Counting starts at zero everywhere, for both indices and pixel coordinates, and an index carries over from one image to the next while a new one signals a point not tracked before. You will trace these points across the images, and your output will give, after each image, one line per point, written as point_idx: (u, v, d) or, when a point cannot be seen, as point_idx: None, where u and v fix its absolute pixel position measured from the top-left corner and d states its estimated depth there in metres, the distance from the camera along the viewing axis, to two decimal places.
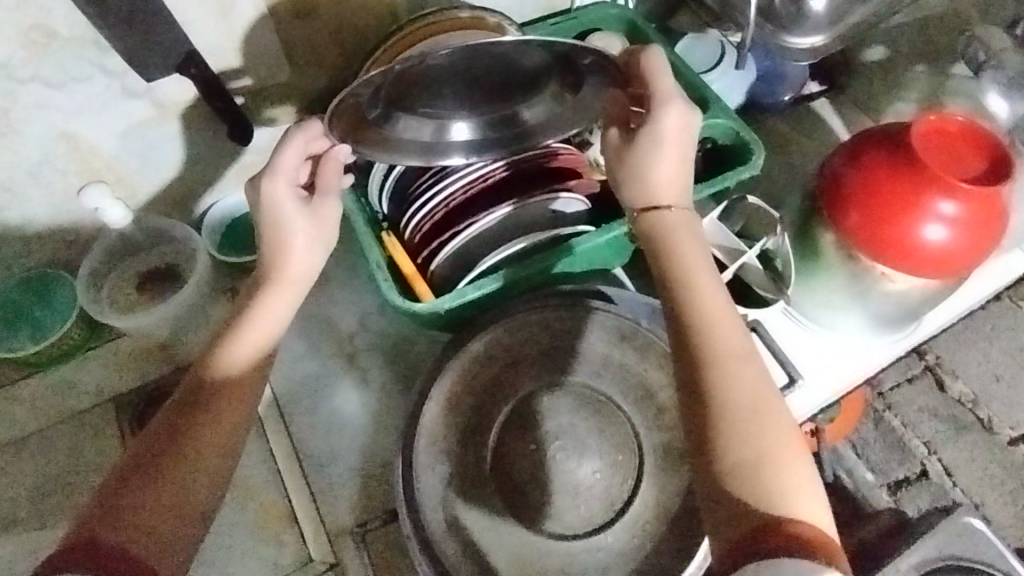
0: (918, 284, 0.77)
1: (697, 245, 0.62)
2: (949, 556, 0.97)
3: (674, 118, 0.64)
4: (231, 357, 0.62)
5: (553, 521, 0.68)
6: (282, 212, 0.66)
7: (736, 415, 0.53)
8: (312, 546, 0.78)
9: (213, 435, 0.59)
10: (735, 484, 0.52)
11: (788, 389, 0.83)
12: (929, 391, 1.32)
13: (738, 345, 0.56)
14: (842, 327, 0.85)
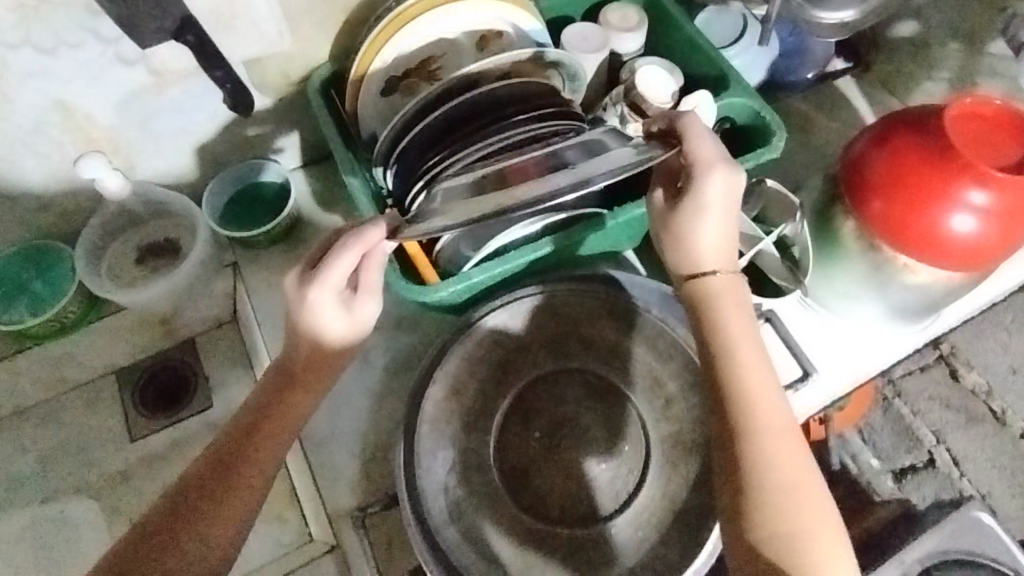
0: (941, 276, 0.74)
1: (740, 314, 0.62)
2: (955, 549, 0.96)
3: (719, 183, 0.60)
4: (271, 415, 0.64)
5: (556, 511, 0.67)
6: (321, 315, 0.63)
7: (779, 497, 0.56)
8: (313, 525, 0.78)
9: (249, 489, 0.61)
10: (776, 559, 0.54)
11: (801, 383, 0.80)
12: (942, 380, 1.30)
13: (780, 428, 0.58)
14: (859, 317, 0.83)
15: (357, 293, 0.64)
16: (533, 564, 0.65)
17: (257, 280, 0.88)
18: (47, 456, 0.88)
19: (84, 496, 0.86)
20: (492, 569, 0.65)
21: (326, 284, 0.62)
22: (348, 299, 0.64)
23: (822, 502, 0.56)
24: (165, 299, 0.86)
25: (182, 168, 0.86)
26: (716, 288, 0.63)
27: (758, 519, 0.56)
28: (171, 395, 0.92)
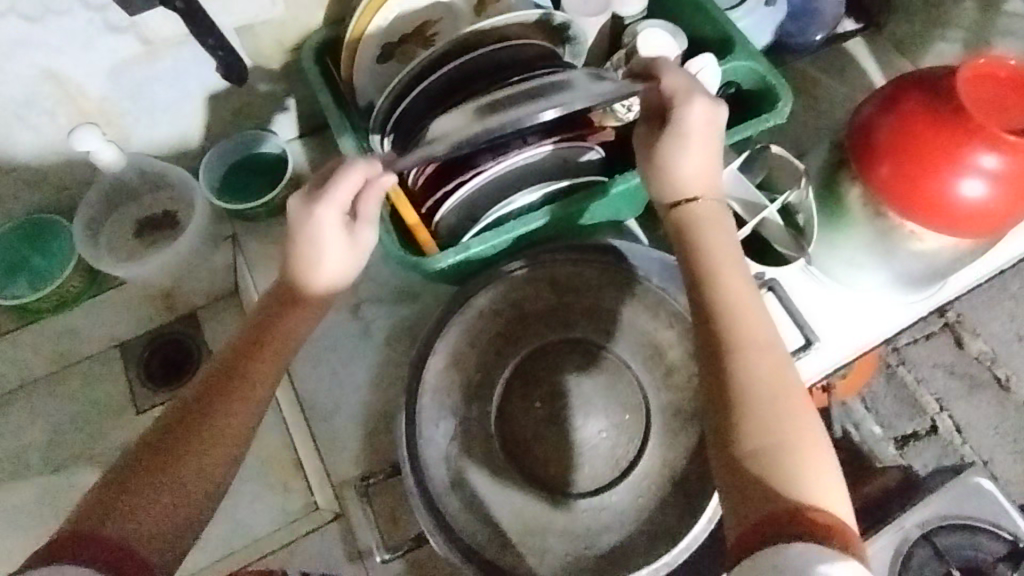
0: (947, 243, 0.73)
1: (724, 239, 0.60)
2: (956, 514, 0.96)
3: (701, 107, 0.60)
4: (254, 361, 0.61)
5: (558, 479, 0.68)
6: (319, 241, 0.62)
7: (762, 412, 0.53)
8: (319, 494, 0.79)
9: (229, 435, 0.58)
10: (759, 475, 0.51)
11: (804, 352, 0.77)
12: (946, 348, 1.30)
13: (765, 345, 0.55)
14: (863, 285, 0.82)
15: (357, 223, 0.63)
16: (535, 531, 0.66)
17: (257, 252, 0.88)
18: (55, 428, 0.89)
19: (92, 467, 0.87)
20: (493, 536, 0.66)
21: (333, 201, 0.61)
22: (348, 227, 0.63)
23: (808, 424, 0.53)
24: (165, 273, 0.86)
25: (178, 139, 0.85)
26: (698, 213, 0.61)
27: (740, 435, 0.52)
28: (176, 365, 0.93)
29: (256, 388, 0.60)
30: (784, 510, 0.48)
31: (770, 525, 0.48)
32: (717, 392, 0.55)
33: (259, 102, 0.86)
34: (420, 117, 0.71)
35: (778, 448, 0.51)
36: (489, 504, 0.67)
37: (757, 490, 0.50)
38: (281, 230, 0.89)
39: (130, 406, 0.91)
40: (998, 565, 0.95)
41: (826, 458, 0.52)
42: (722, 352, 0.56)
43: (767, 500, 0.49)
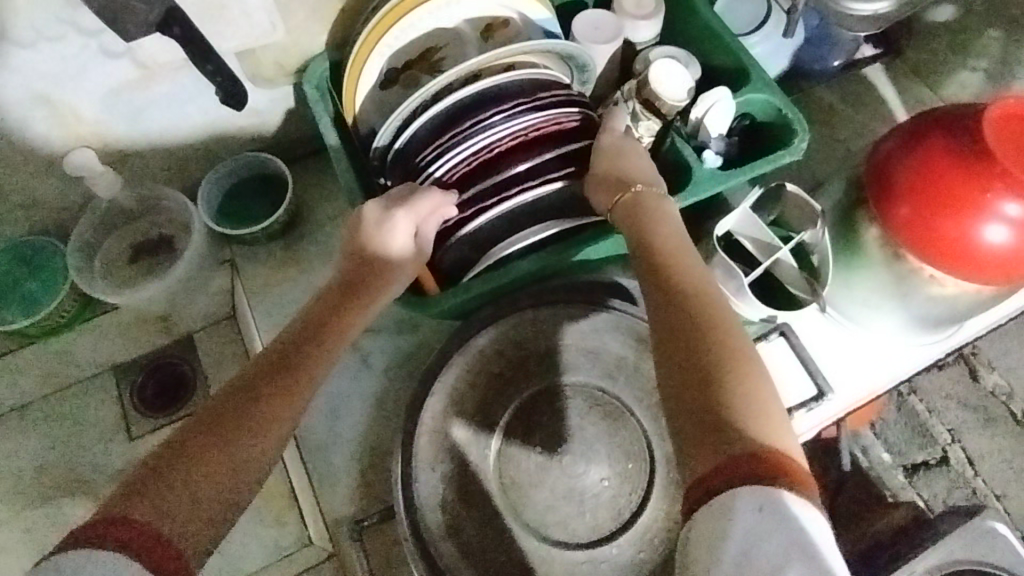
0: (968, 289, 0.70)
1: (665, 214, 0.60)
2: (969, 559, 0.94)
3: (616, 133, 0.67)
4: (297, 360, 0.58)
5: (558, 529, 0.65)
6: (387, 245, 0.64)
7: (710, 356, 0.49)
8: (313, 530, 0.77)
9: (271, 428, 0.53)
10: (705, 421, 0.46)
11: (814, 403, 0.72)
12: (961, 379, 1.26)
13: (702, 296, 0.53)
14: (877, 327, 0.79)
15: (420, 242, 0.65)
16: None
17: (254, 278, 0.86)
18: (47, 451, 0.88)
19: (82, 493, 0.85)
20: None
21: (415, 208, 0.64)
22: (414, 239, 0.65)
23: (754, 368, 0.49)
24: (160, 297, 0.84)
25: (176, 161, 0.83)
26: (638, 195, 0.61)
27: (693, 382, 0.48)
28: (171, 391, 0.90)
29: (302, 390, 0.56)
30: (739, 454, 0.44)
31: (724, 472, 0.44)
32: (668, 344, 0.51)
33: (258, 124, 0.84)
34: (423, 152, 0.69)
35: (733, 393, 0.47)
36: (486, 554, 0.65)
37: (704, 442, 0.45)
38: (279, 255, 0.87)
39: (121, 432, 0.89)
40: None
41: (778, 403, 0.48)
42: (664, 307, 0.52)
43: (717, 444, 0.45)
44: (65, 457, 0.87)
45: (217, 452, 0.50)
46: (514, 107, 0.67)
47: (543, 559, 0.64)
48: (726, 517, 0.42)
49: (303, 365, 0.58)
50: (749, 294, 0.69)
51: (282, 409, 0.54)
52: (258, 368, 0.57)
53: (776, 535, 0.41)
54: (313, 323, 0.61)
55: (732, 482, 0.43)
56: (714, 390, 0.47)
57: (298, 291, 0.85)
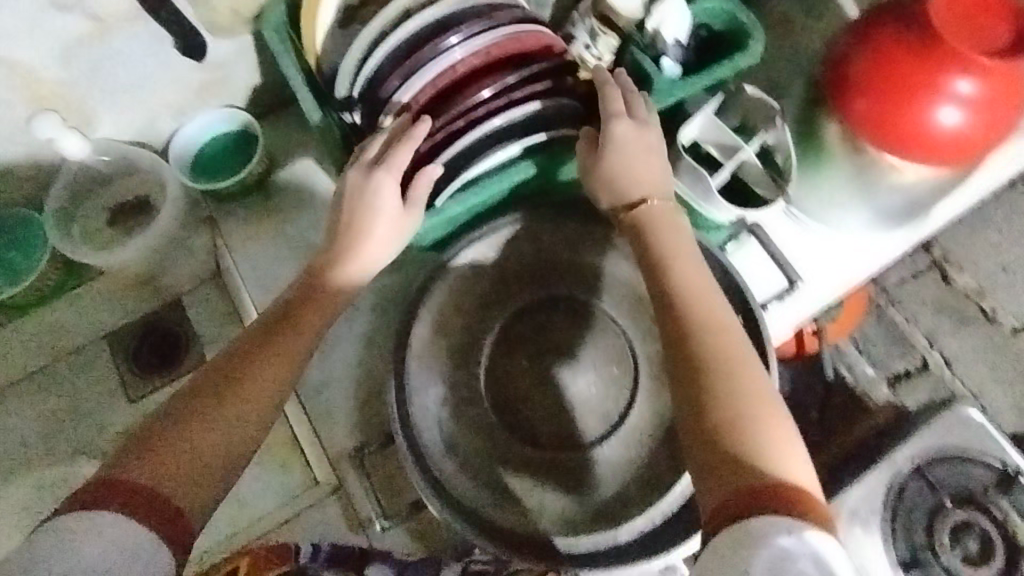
0: (925, 173, 0.73)
1: (680, 238, 0.62)
2: (946, 444, 0.96)
3: (628, 125, 0.66)
4: (285, 330, 0.59)
5: (551, 434, 0.68)
6: (373, 206, 0.64)
7: (728, 392, 0.52)
8: (317, 470, 0.79)
9: (262, 394, 0.55)
10: (722, 452, 0.49)
11: (788, 293, 0.76)
12: (935, 285, 1.29)
13: (720, 330, 0.55)
14: (846, 222, 0.82)
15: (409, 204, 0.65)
16: (531, 488, 0.66)
17: (238, 233, 0.87)
18: (49, 420, 0.89)
19: (87, 457, 0.87)
20: (487, 495, 0.66)
21: (393, 166, 0.64)
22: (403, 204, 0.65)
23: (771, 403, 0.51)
24: (143, 259, 0.85)
25: (144, 122, 0.83)
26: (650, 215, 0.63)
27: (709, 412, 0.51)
28: (166, 353, 0.91)
29: (290, 358, 0.58)
30: (754, 485, 0.46)
31: (738, 502, 0.46)
32: (687, 377, 0.53)
33: (221, 78, 0.84)
34: (386, 84, 0.68)
35: (749, 428, 0.50)
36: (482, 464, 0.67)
37: (722, 470, 0.48)
38: (258, 208, 0.88)
39: (120, 397, 0.90)
40: (989, 492, 0.95)
41: (793, 432, 0.51)
42: (680, 340, 0.55)
43: (732, 475, 0.47)
44: (68, 424, 0.89)
45: (211, 420, 0.53)
46: (474, 30, 0.67)
47: (539, 462, 0.67)
48: (753, 544, 0.43)
49: (291, 331, 0.59)
50: (718, 198, 0.70)
51: (272, 379, 0.56)
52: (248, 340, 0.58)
53: (804, 567, 0.42)
54: (304, 291, 0.62)
55: (746, 506, 0.45)
56: (729, 423, 0.50)
57: (280, 242, 0.87)
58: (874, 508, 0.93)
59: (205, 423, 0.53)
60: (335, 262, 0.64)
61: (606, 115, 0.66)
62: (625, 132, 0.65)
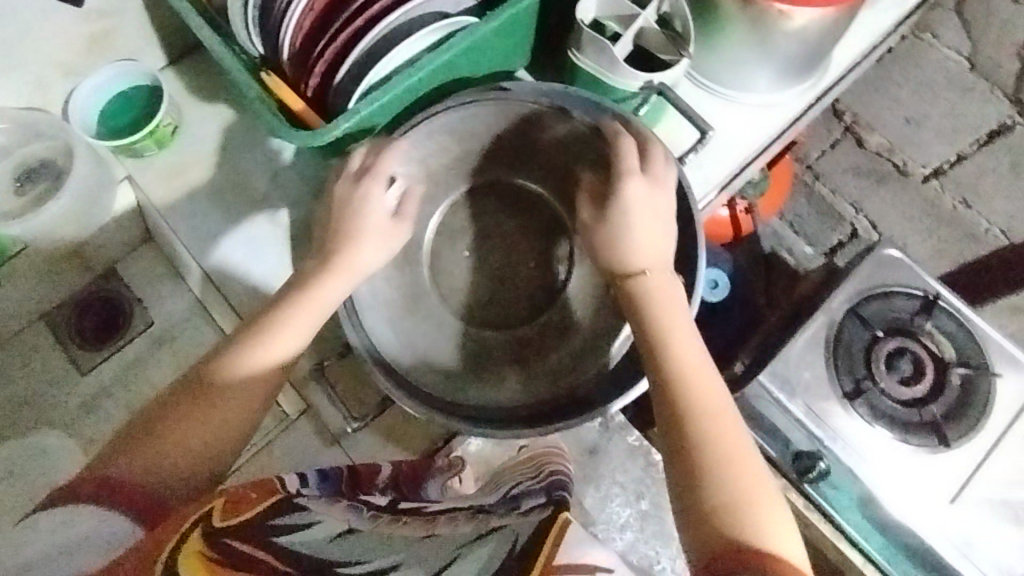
0: (815, 17, 0.75)
1: (674, 302, 0.60)
2: (875, 284, 1.05)
3: (636, 187, 0.62)
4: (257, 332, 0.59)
5: (496, 318, 0.75)
6: (358, 216, 0.64)
7: (724, 465, 0.54)
8: (284, 401, 0.86)
9: (239, 403, 0.57)
10: (718, 522, 0.52)
11: (700, 145, 0.81)
12: (852, 151, 1.29)
13: (717, 401, 0.56)
14: (751, 83, 0.86)
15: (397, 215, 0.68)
16: (486, 360, 0.73)
17: (157, 184, 0.82)
18: (8, 402, 0.90)
19: (55, 430, 0.89)
20: (444, 382, 0.70)
21: (378, 173, 0.64)
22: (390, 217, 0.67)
23: (760, 471, 0.54)
24: (63, 222, 0.82)
25: (37, 86, 0.80)
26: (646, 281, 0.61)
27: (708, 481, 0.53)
28: (108, 324, 0.92)
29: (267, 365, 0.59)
30: (748, 557, 0.49)
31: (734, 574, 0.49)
32: (684, 445, 0.55)
33: (108, 27, 0.80)
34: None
35: (742, 497, 0.53)
36: (437, 355, 0.72)
37: (718, 539, 0.51)
38: (172, 163, 0.83)
39: (73, 373, 0.92)
40: (916, 319, 1.04)
41: (783, 511, 0.54)
42: (679, 409, 0.56)
43: (727, 546, 0.51)
44: (28, 404, 0.90)
45: (188, 427, 0.55)
46: None
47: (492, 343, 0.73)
48: None
49: (258, 366, 0.58)
50: (623, 65, 0.72)
51: (245, 389, 0.57)
52: (230, 344, 0.59)
53: None
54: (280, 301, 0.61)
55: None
56: (724, 503, 0.52)
57: (200, 194, 0.82)
58: (814, 352, 1.02)
59: (181, 426, 0.55)
60: (319, 269, 0.63)
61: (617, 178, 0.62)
62: (637, 187, 0.62)
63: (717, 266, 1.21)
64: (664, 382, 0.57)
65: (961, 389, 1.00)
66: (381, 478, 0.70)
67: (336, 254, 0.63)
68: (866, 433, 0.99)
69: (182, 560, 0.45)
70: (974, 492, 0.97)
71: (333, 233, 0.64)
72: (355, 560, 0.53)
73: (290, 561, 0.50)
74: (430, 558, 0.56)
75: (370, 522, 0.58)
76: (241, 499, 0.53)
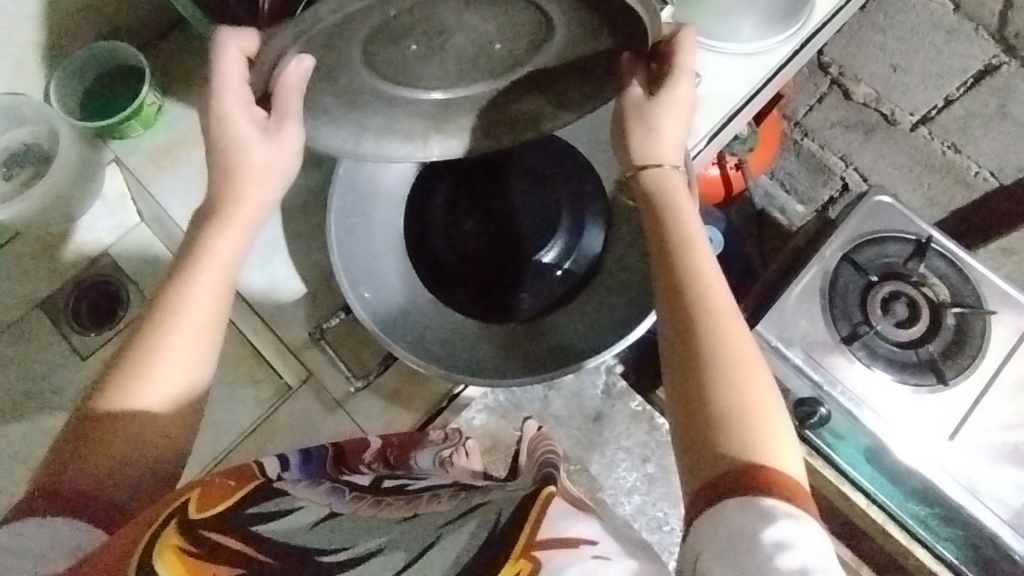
0: None
1: (688, 214, 0.59)
2: (866, 232, 1.06)
3: (682, 88, 0.61)
4: (173, 313, 0.54)
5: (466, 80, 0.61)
6: (238, 144, 0.56)
7: (727, 360, 0.50)
8: (287, 373, 0.90)
9: (178, 397, 0.53)
10: (712, 415, 0.49)
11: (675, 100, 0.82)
12: (838, 105, 1.27)
13: (726, 301, 0.54)
14: (734, 32, 0.85)
15: (271, 122, 0.57)
16: (497, 316, 0.81)
17: (144, 165, 0.82)
18: (11, 389, 0.91)
19: (61, 414, 0.90)
20: (455, 349, 0.77)
21: (228, 87, 0.55)
22: (264, 133, 0.57)
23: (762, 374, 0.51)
24: (52, 205, 0.82)
25: (16, 70, 0.80)
26: (670, 188, 0.62)
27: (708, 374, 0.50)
28: (104, 309, 0.92)
29: (201, 354, 0.55)
30: (740, 459, 0.46)
31: (724, 480, 0.46)
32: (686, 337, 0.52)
33: (86, 7, 0.80)
34: None
35: (743, 394, 0.49)
36: (392, 130, 0.65)
37: (713, 434, 0.48)
38: (156, 143, 0.82)
39: (73, 359, 0.92)
40: (909, 263, 1.05)
41: (781, 418, 0.50)
42: (690, 306, 0.53)
43: (719, 442, 0.48)
44: (31, 391, 0.91)
45: (126, 429, 0.51)
46: None
47: (483, 283, 0.81)
48: (749, 511, 0.44)
49: (180, 344, 0.53)
50: None
51: (185, 383, 0.54)
52: (126, 345, 0.54)
53: (782, 560, 0.42)
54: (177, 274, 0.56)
55: (732, 477, 0.46)
56: (727, 404, 0.49)
57: (188, 172, 0.81)
58: (811, 301, 1.02)
59: (121, 430, 0.51)
60: (215, 220, 0.58)
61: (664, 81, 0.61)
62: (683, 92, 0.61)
63: (710, 223, 1.22)
64: (678, 279, 0.55)
65: (955, 329, 1.02)
66: (368, 453, 0.72)
67: (227, 203, 0.58)
68: (865, 376, 1.00)
69: (156, 554, 0.41)
70: (972, 431, 0.98)
71: (215, 158, 0.58)
72: (337, 546, 0.48)
73: (269, 550, 0.46)
74: (413, 538, 0.51)
75: (352, 507, 0.57)
76: (214, 489, 0.50)
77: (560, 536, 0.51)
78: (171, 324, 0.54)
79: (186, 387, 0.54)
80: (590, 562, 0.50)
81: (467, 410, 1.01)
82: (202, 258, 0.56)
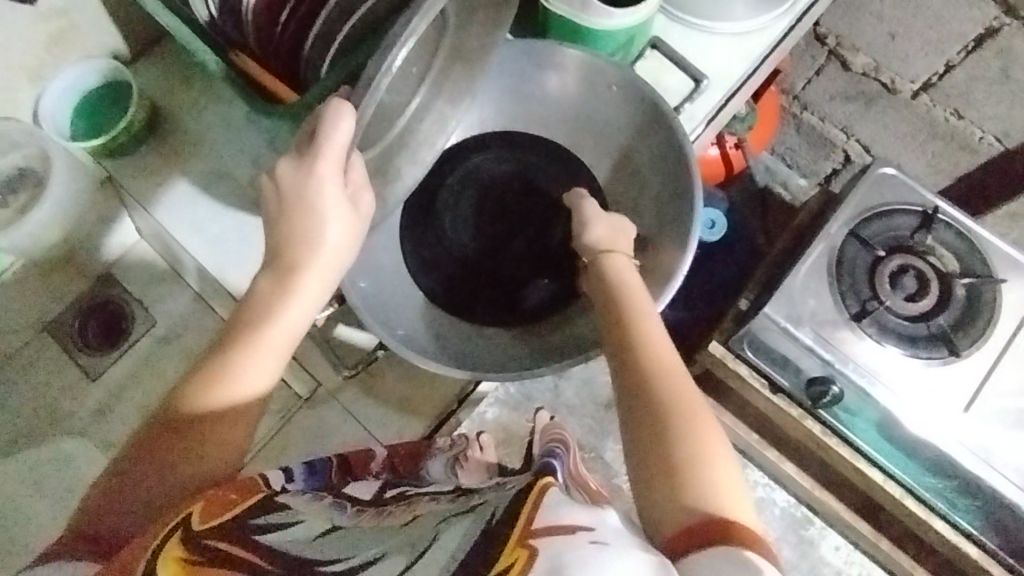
0: None
1: (634, 287, 0.63)
2: (872, 205, 1.04)
3: (625, 227, 0.72)
4: (216, 372, 0.53)
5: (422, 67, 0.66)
6: (311, 214, 0.56)
7: (677, 418, 0.52)
8: (296, 383, 0.92)
9: (214, 451, 0.53)
10: (671, 472, 0.50)
11: (697, 93, 0.83)
12: (837, 76, 1.24)
13: (673, 364, 0.56)
14: (726, 13, 0.83)
15: (351, 187, 0.59)
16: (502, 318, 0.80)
17: (137, 186, 0.81)
18: (26, 412, 0.91)
19: (77, 436, 0.90)
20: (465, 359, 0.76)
21: (331, 147, 0.54)
22: (348, 202, 0.58)
23: (715, 429, 0.52)
24: (48, 230, 0.81)
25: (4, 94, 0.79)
26: (614, 262, 0.66)
27: (660, 435, 0.51)
28: (112, 329, 0.93)
29: (244, 412, 0.54)
30: (703, 517, 0.47)
31: (691, 537, 0.46)
32: (636, 398, 0.54)
33: (66, 26, 0.78)
34: None
35: (696, 451, 0.50)
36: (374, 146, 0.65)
37: (675, 491, 0.49)
38: (149, 160, 0.81)
39: (83, 380, 0.92)
40: (916, 236, 1.03)
41: (738, 476, 0.50)
42: (642, 367, 0.55)
43: (680, 499, 0.48)
44: (45, 414, 0.91)
45: (161, 473, 0.52)
46: None
47: (478, 287, 0.80)
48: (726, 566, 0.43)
49: (227, 399, 0.53)
50: (595, 6, 0.71)
51: (222, 440, 0.53)
52: (185, 378, 0.55)
53: None
54: (245, 317, 0.56)
55: (696, 536, 0.46)
56: (682, 460, 0.50)
57: (189, 189, 0.81)
58: (818, 280, 1.01)
59: (157, 470, 0.52)
60: (271, 278, 0.57)
61: (608, 218, 0.72)
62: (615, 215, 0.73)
63: (712, 205, 1.20)
64: (627, 343, 0.57)
65: (965, 300, 1.01)
66: (375, 464, 0.71)
67: (298, 266, 0.57)
68: (877, 352, 0.99)
69: (161, 562, 0.44)
70: (987, 400, 0.97)
71: (286, 223, 0.57)
72: (341, 556, 0.49)
73: (271, 556, 0.47)
74: (414, 542, 0.50)
75: (354, 519, 0.56)
76: (219, 500, 0.50)
77: (557, 523, 0.43)
78: (234, 370, 0.54)
79: (229, 425, 0.53)
80: (587, 548, 0.41)
81: (478, 405, 1.03)
82: (264, 312, 0.56)
